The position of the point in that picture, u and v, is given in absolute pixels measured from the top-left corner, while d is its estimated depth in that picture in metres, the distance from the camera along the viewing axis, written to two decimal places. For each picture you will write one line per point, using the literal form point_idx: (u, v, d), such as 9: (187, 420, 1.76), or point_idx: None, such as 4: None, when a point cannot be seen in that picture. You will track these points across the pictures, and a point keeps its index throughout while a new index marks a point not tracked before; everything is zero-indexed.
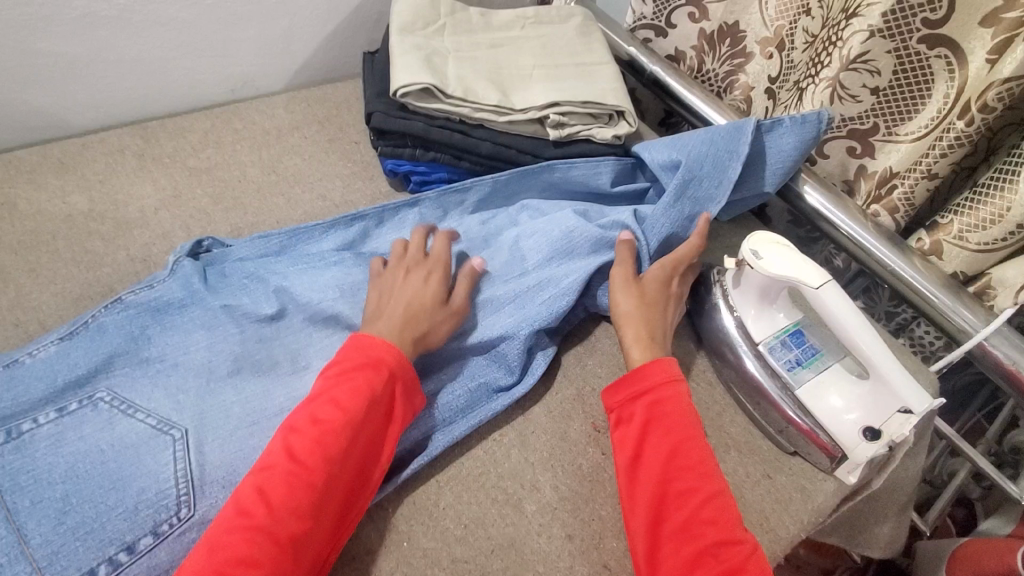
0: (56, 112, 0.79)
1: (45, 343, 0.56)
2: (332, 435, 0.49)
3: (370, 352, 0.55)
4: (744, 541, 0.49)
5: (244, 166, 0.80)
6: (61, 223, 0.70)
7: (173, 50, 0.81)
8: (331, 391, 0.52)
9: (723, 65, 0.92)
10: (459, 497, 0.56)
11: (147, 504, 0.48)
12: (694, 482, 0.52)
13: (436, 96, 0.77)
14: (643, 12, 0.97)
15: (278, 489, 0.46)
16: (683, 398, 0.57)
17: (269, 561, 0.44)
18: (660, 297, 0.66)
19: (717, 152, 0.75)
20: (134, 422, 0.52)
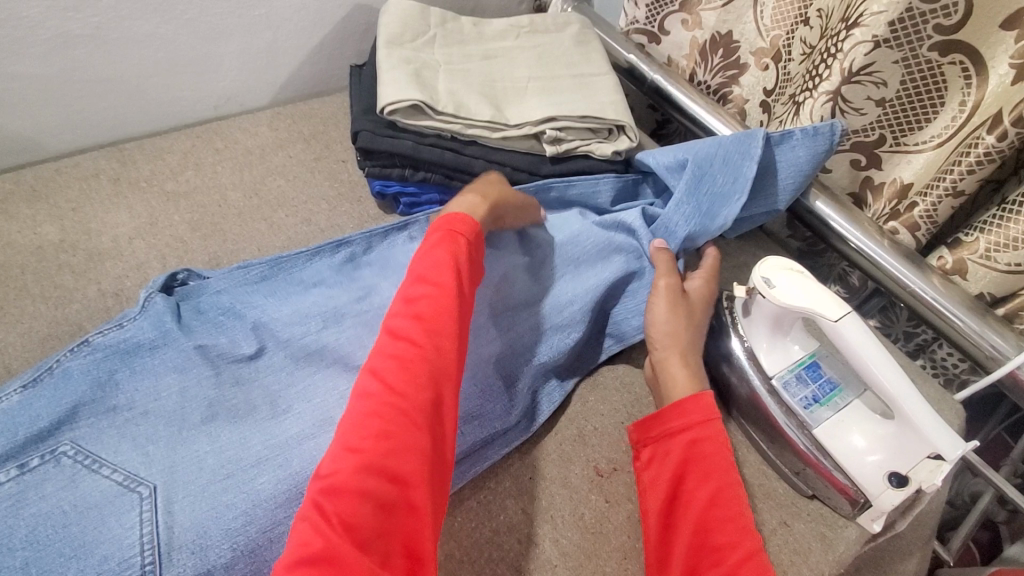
0: (29, 136, 0.75)
1: (8, 393, 0.52)
2: (428, 313, 0.52)
3: (444, 246, 0.58)
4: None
5: (224, 190, 0.76)
6: (30, 256, 0.66)
7: (150, 68, 0.77)
8: (417, 279, 0.55)
9: (716, 76, 0.88)
10: (452, 555, 0.51)
11: (109, 574, 0.44)
12: (732, 536, 0.48)
13: (426, 113, 0.73)
14: (635, 16, 0.92)
15: (392, 368, 0.48)
16: (721, 440, 0.53)
17: (402, 434, 0.45)
18: (688, 320, 0.63)
19: (727, 152, 0.70)
20: (98, 479, 0.48)
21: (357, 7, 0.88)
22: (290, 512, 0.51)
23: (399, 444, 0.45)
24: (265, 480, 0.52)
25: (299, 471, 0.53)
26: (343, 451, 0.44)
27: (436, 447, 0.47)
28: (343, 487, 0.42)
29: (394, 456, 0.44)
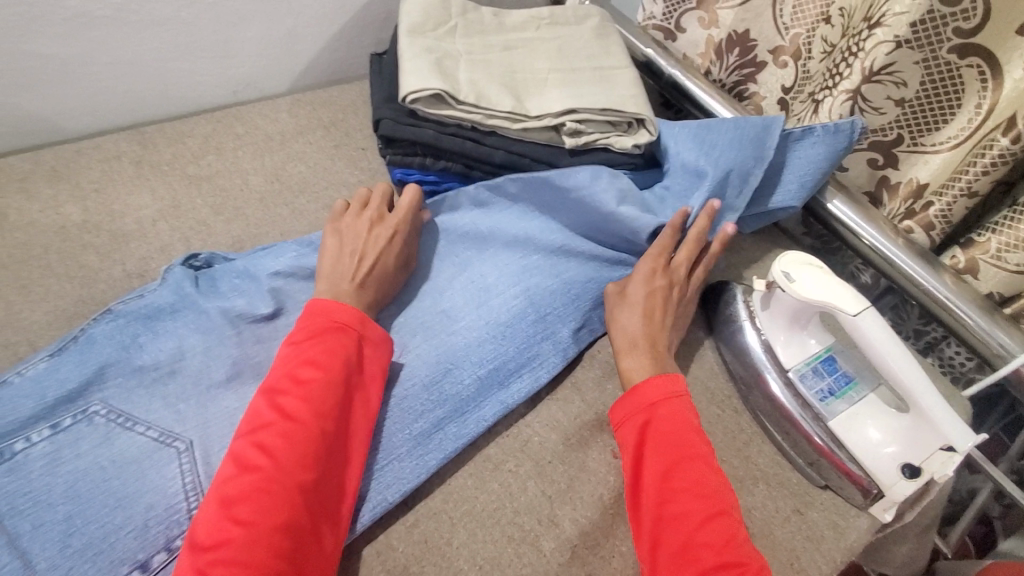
0: (49, 116, 0.75)
1: (35, 360, 0.53)
2: (317, 389, 0.50)
3: (333, 317, 0.55)
4: (743, 566, 0.45)
5: (246, 174, 0.77)
6: (53, 235, 0.66)
7: (170, 51, 0.77)
8: (307, 351, 0.52)
9: (731, 75, 0.89)
10: (474, 534, 0.52)
11: (157, 520, 0.47)
12: (689, 504, 0.49)
13: (447, 102, 0.73)
14: (653, 11, 0.93)
15: (276, 444, 0.47)
16: (688, 414, 0.55)
17: (285, 511, 0.44)
18: (648, 300, 0.64)
19: (742, 160, 0.73)
20: (133, 436, 0.50)
21: None
22: None
23: (281, 522, 0.44)
24: None
25: None
26: (224, 523, 0.43)
27: (321, 523, 0.46)
28: (226, 558, 0.41)
29: (278, 531, 0.43)
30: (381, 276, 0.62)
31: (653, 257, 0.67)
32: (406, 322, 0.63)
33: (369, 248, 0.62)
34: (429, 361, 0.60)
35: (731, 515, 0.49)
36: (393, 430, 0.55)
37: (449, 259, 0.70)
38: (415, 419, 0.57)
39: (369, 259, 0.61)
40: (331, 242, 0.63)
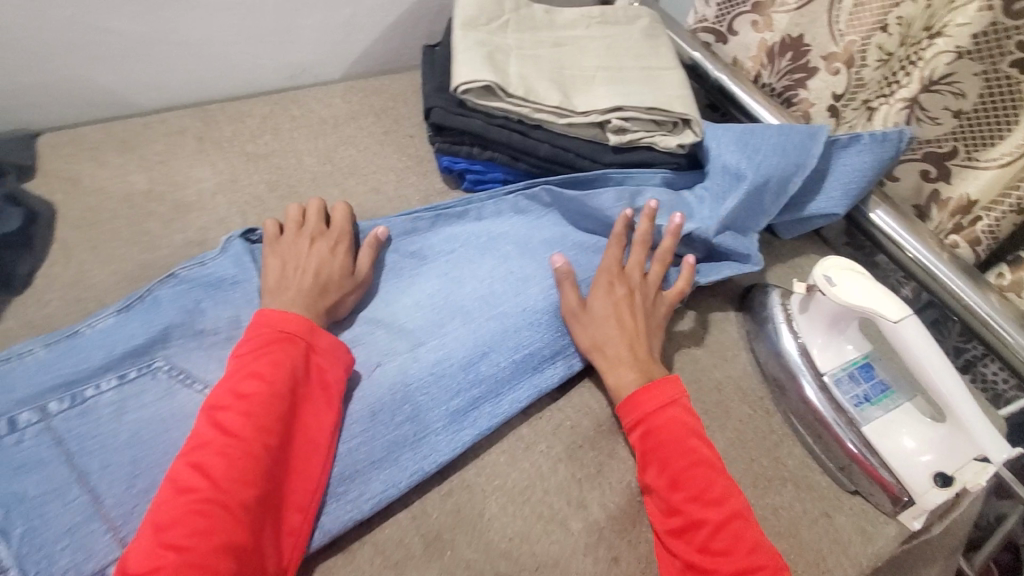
0: (120, 91, 0.79)
1: (103, 315, 0.57)
2: (260, 405, 0.48)
3: (279, 328, 0.53)
4: (762, 569, 0.47)
5: (301, 155, 0.80)
6: (121, 201, 0.70)
7: (235, 35, 0.80)
8: (251, 364, 0.50)
9: (781, 79, 0.88)
10: (504, 509, 0.53)
11: None
12: (700, 513, 0.50)
13: (497, 94, 0.75)
14: (705, 14, 0.94)
15: (215, 462, 0.45)
16: (687, 421, 0.55)
17: (224, 533, 0.43)
18: (612, 315, 0.63)
19: (785, 164, 0.74)
20: (193, 394, 0.55)
21: None
22: (362, 429, 0.55)
23: (220, 543, 0.42)
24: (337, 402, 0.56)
25: (367, 393, 0.57)
26: (159, 548, 0.41)
27: (264, 543, 0.45)
28: None
29: (217, 552, 0.42)
30: (330, 287, 0.60)
31: (608, 270, 0.67)
32: (446, 303, 0.65)
33: (313, 261, 0.60)
34: (467, 343, 0.61)
35: (744, 516, 0.50)
36: (431, 404, 0.58)
37: (490, 253, 0.70)
38: (453, 395, 0.58)
39: (316, 271, 0.59)
40: (273, 263, 0.61)
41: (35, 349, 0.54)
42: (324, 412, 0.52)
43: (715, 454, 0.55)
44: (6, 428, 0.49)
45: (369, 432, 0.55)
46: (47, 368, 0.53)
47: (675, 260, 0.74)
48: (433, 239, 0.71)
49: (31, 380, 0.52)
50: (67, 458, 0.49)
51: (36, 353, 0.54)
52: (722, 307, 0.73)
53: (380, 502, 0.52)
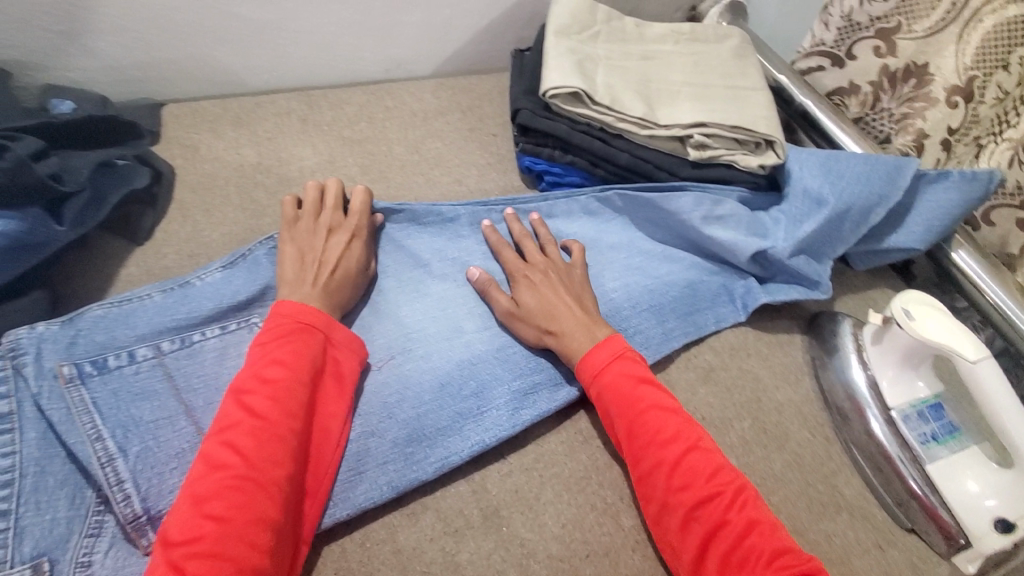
0: (237, 72, 0.86)
1: (211, 269, 0.63)
2: (285, 389, 0.50)
3: (301, 319, 0.55)
4: (721, 495, 0.50)
5: (391, 143, 0.85)
6: (232, 171, 0.77)
7: (344, 27, 0.86)
8: (273, 352, 0.52)
9: (900, 107, 0.84)
10: (560, 496, 0.55)
11: None
12: (656, 454, 0.53)
13: (583, 102, 0.78)
14: (823, 38, 0.90)
15: (244, 442, 0.47)
16: (636, 372, 0.58)
17: (260, 507, 0.45)
18: (542, 297, 0.64)
19: (868, 194, 0.73)
20: None
21: None
22: (433, 398, 0.59)
23: (256, 518, 0.44)
24: (410, 366, 0.61)
25: (439, 366, 0.61)
26: (197, 520, 0.43)
27: (291, 521, 0.47)
28: (202, 552, 0.41)
29: (255, 525, 0.44)
30: (343, 284, 0.61)
31: (523, 266, 0.67)
32: None
33: (328, 254, 0.61)
34: None
35: (699, 449, 0.53)
36: (497, 385, 0.61)
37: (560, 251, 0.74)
38: (516, 379, 0.62)
39: (332, 266, 0.61)
40: (290, 250, 0.62)
41: (152, 294, 0.60)
42: (334, 403, 0.54)
43: (667, 396, 0.57)
44: (127, 359, 0.55)
45: (440, 402, 0.59)
46: (163, 311, 0.59)
47: (742, 274, 0.75)
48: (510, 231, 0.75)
49: (149, 320, 0.58)
50: (176, 392, 0.55)
51: (153, 297, 0.60)
52: (789, 330, 0.73)
53: (443, 468, 0.55)
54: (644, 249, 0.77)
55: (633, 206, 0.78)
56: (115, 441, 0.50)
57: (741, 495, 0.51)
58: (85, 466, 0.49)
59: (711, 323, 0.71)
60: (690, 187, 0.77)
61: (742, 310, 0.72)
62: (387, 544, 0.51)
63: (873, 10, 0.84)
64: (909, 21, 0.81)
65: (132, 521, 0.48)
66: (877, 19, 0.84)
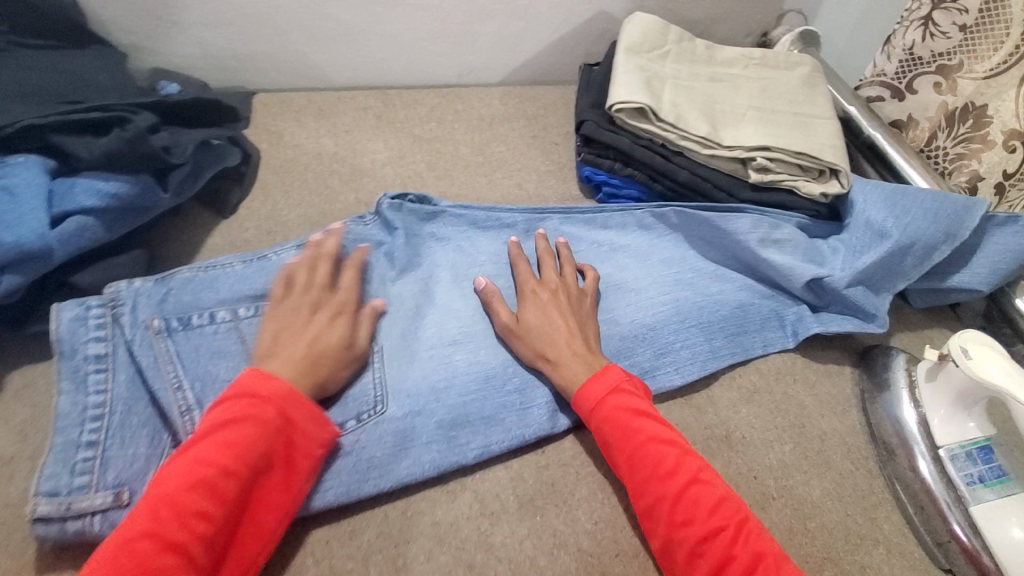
0: (322, 68, 0.92)
1: (288, 248, 0.67)
2: (207, 486, 0.44)
3: (258, 390, 0.49)
4: (725, 528, 0.48)
5: (458, 144, 0.89)
6: (311, 158, 0.82)
7: (424, 33, 0.91)
8: (213, 436, 0.47)
9: (955, 146, 0.84)
10: (595, 494, 0.56)
11: (351, 399, 0.57)
12: (657, 491, 0.51)
13: (648, 118, 0.80)
14: (884, 68, 0.91)
15: (137, 547, 0.41)
16: (633, 404, 0.55)
17: None
18: (544, 317, 0.63)
19: (933, 233, 0.72)
20: None
21: (600, 14, 0.97)
22: (479, 388, 0.61)
23: None
24: (459, 357, 0.62)
25: (487, 360, 0.63)
26: None
27: None
28: None
29: None
30: (322, 363, 0.55)
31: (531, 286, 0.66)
32: None
33: (307, 334, 0.56)
34: None
35: (700, 481, 0.51)
36: (543, 385, 0.62)
37: (611, 262, 0.76)
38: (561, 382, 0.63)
39: (309, 346, 0.55)
40: (268, 329, 0.56)
41: (233, 264, 0.65)
42: (276, 495, 0.48)
43: (666, 425, 0.55)
44: (208, 320, 0.59)
45: (485, 393, 0.61)
46: (241, 279, 0.63)
47: (795, 301, 0.75)
48: (565, 237, 0.76)
49: (231, 287, 0.62)
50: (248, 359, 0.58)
51: (234, 267, 0.64)
52: (840, 360, 0.72)
53: (482, 455, 0.57)
54: (700, 267, 0.77)
55: (690, 223, 0.78)
56: (193, 394, 0.55)
57: (746, 528, 0.49)
58: (164, 411, 0.54)
59: (758, 346, 0.71)
60: (747, 210, 0.78)
61: (791, 337, 0.72)
62: (426, 515, 0.54)
63: (935, 45, 0.83)
64: (972, 60, 0.80)
65: None
66: (940, 55, 0.83)
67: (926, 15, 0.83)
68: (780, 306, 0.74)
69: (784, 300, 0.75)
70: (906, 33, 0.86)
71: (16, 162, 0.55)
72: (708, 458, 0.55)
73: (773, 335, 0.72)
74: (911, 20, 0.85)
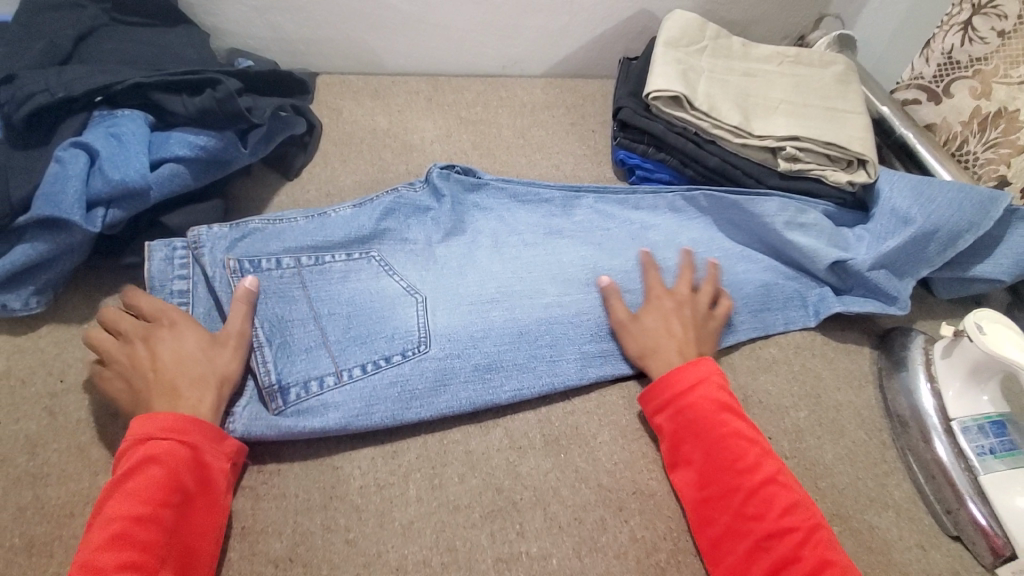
0: (378, 55, 0.99)
1: (345, 206, 0.72)
2: (131, 534, 0.45)
3: (149, 430, 0.49)
4: (796, 530, 0.50)
5: (501, 127, 0.95)
6: (366, 133, 0.90)
7: (474, 25, 0.97)
8: (119, 490, 0.47)
9: (986, 150, 0.85)
10: (616, 440, 0.61)
11: (398, 338, 0.63)
12: (731, 482, 0.53)
13: (683, 106, 0.84)
14: (922, 72, 0.93)
15: None
16: (718, 397, 0.57)
17: None
18: (666, 325, 0.65)
19: (958, 220, 0.74)
20: (392, 282, 0.68)
21: (641, 11, 1.01)
22: (514, 340, 0.66)
23: None
24: (495, 312, 0.68)
25: (521, 316, 0.68)
26: None
27: None
28: None
29: None
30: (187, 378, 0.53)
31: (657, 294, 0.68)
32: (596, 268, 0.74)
33: (147, 368, 0.53)
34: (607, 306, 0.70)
35: (777, 482, 0.52)
36: (572, 342, 0.67)
37: (642, 239, 0.80)
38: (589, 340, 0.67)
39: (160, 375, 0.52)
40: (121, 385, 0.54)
41: (297, 219, 0.69)
42: (207, 517, 0.49)
43: (751, 424, 0.56)
44: (275, 265, 0.64)
45: (519, 343, 0.66)
46: (305, 232, 0.68)
47: (818, 283, 0.78)
48: (599, 215, 0.81)
49: (296, 238, 0.67)
50: (310, 300, 0.64)
51: (298, 221, 0.69)
52: (858, 340, 0.75)
53: (515, 396, 0.62)
54: (728, 248, 0.81)
55: (720, 205, 0.82)
56: (263, 332, 0.59)
57: (817, 534, 0.50)
58: None
59: (780, 323, 0.74)
60: (778, 196, 0.81)
61: (813, 316, 0.75)
62: (461, 444, 0.59)
63: (973, 50, 0.85)
64: (1008, 66, 0.81)
65: (268, 388, 0.57)
66: (977, 60, 0.85)
67: (965, 20, 0.85)
68: (803, 286, 0.78)
69: (808, 282, 0.78)
70: (945, 37, 0.88)
71: (123, 115, 0.64)
72: (786, 462, 0.56)
73: (796, 313, 0.76)
74: (951, 25, 0.87)
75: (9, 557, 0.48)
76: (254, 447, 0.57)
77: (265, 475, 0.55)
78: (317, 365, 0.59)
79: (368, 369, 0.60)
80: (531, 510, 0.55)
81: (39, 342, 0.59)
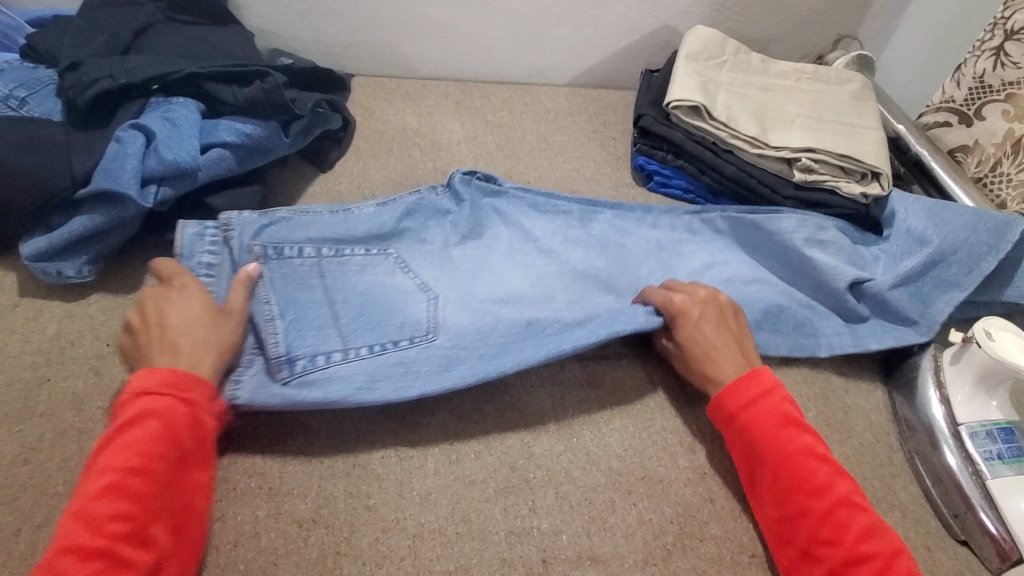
0: (411, 61, 1.03)
1: (367, 204, 0.76)
2: (126, 485, 0.46)
3: (149, 385, 0.51)
4: (875, 556, 0.49)
5: (525, 131, 0.99)
6: (397, 131, 0.94)
7: (502, 34, 1.01)
8: (116, 444, 0.48)
9: (1021, 172, 0.85)
10: (627, 428, 0.63)
11: (407, 328, 0.66)
12: (805, 505, 0.53)
13: (702, 116, 0.88)
14: (953, 95, 0.93)
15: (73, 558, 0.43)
16: (784, 413, 0.57)
17: None
18: (703, 344, 0.63)
19: (976, 242, 0.76)
20: (405, 278, 0.71)
21: (663, 26, 1.05)
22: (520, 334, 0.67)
23: None
24: (504, 308, 0.70)
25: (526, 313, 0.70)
26: None
27: None
28: None
29: None
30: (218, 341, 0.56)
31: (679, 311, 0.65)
32: (598, 277, 0.77)
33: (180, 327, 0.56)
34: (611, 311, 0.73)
35: (851, 503, 0.52)
36: None
37: (662, 254, 0.82)
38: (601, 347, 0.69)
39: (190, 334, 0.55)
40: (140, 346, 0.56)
41: (322, 212, 0.73)
42: (200, 473, 0.51)
43: (818, 440, 0.56)
44: (297, 254, 0.67)
45: (524, 333, 0.67)
46: (329, 225, 0.72)
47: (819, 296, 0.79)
48: (616, 229, 0.83)
49: (319, 230, 0.71)
50: (326, 288, 0.66)
51: (323, 214, 0.73)
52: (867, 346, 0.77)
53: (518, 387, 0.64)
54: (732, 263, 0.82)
55: (737, 222, 0.84)
56: (278, 309, 0.62)
57: (898, 559, 0.50)
58: (256, 323, 0.61)
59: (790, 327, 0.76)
60: (793, 214, 0.83)
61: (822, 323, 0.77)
62: (478, 424, 0.62)
63: (1006, 74, 0.85)
64: None
65: (277, 359, 0.59)
66: (1009, 84, 0.85)
67: (998, 45, 0.85)
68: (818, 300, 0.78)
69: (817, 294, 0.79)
70: (977, 61, 0.88)
71: (177, 102, 0.69)
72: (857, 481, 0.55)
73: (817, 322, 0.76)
74: (982, 50, 0.88)
75: (54, 502, 0.51)
76: (283, 415, 0.60)
77: (292, 441, 0.58)
78: (326, 342, 0.62)
79: (375, 350, 0.63)
80: (543, 488, 0.58)
81: (89, 309, 0.64)
